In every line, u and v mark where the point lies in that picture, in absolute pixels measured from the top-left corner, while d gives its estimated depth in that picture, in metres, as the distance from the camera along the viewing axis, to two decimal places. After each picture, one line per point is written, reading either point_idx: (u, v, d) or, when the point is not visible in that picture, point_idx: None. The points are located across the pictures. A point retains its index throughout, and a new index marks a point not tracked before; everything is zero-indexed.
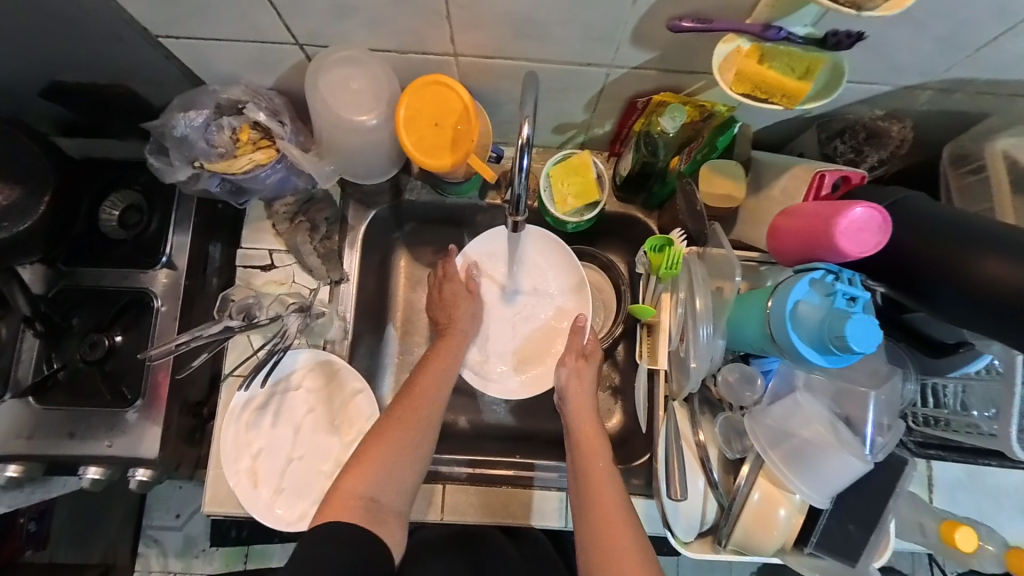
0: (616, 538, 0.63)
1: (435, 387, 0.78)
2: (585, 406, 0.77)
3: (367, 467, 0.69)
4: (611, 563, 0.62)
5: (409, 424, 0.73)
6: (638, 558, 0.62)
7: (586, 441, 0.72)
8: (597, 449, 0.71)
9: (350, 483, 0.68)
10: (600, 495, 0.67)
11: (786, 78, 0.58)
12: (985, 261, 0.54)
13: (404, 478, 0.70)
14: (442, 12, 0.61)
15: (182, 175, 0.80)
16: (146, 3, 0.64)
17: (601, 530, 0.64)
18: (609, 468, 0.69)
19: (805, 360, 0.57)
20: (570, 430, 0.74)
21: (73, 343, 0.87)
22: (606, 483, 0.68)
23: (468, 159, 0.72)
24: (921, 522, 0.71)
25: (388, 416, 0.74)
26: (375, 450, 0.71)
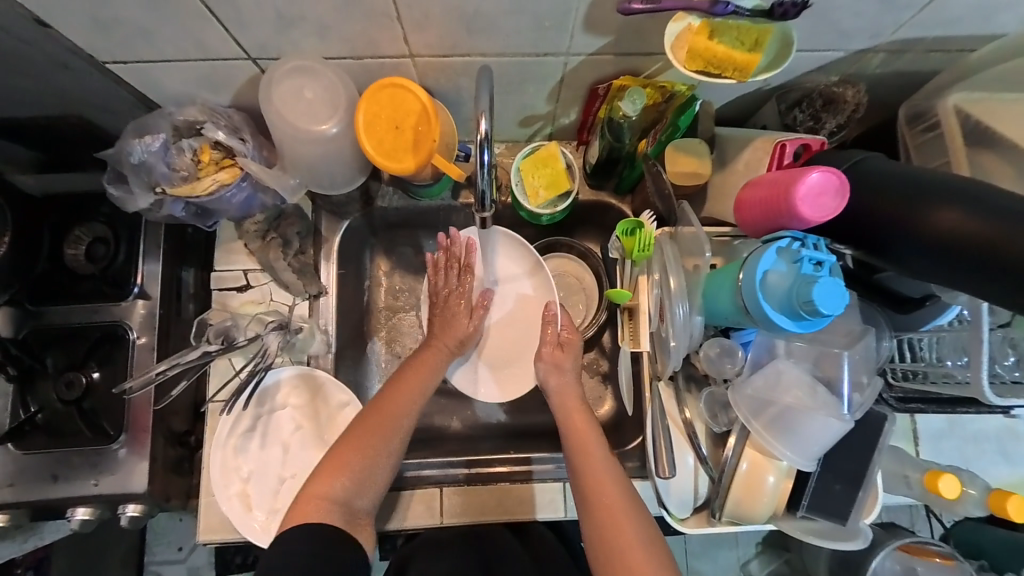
0: (620, 531, 0.63)
1: (407, 395, 0.73)
2: (574, 395, 0.76)
3: (340, 469, 0.67)
4: (619, 556, 0.61)
5: (383, 426, 0.70)
6: (646, 550, 0.61)
7: (576, 428, 0.72)
8: (591, 440, 0.70)
9: (323, 487, 0.65)
10: (601, 486, 0.66)
11: (735, 52, 0.59)
12: (939, 213, 0.55)
13: (374, 477, 0.68)
14: (391, 14, 0.60)
15: (144, 202, 0.78)
16: (85, 28, 0.63)
17: (605, 524, 0.64)
18: (608, 459, 0.69)
19: (779, 328, 0.58)
20: (563, 420, 0.74)
21: (48, 384, 0.85)
22: (606, 474, 0.67)
23: (433, 160, 0.72)
24: (906, 474, 0.73)
25: (368, 414, 0.70)
26: (349, 452, 0.68)
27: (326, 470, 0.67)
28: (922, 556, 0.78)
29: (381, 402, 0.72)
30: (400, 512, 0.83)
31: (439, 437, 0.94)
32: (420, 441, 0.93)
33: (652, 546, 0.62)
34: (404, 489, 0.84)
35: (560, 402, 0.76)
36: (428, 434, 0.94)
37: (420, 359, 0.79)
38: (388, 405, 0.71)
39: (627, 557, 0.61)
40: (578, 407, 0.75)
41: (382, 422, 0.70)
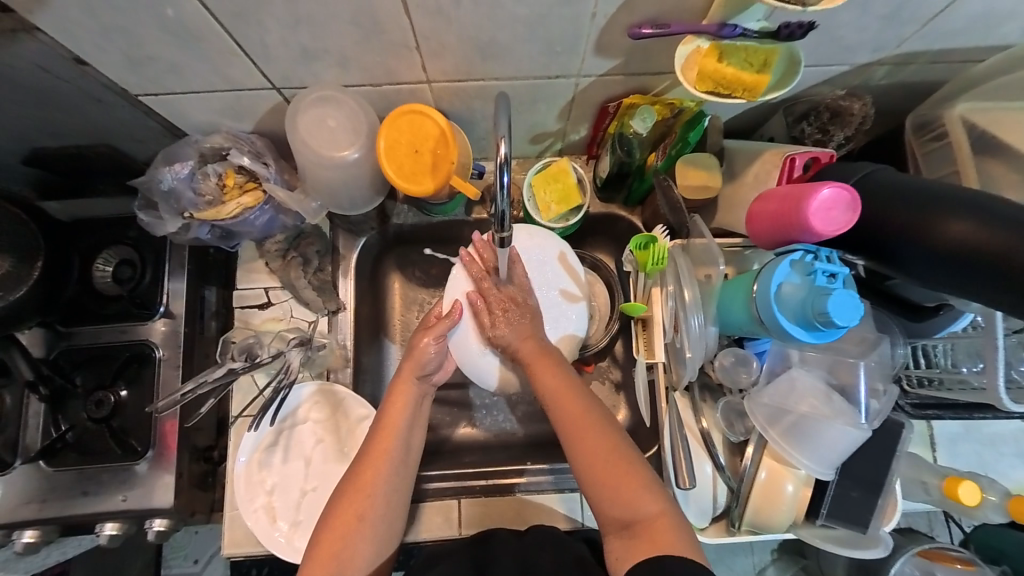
0: (585, 442, 0.65)
1: (402, 426, 0.73)
2: (534, 337, 0.76)
3: (346, 528, 0.66)
4: (589, 461, 0.64)
5: (372, 490, 0.69)
6: (614, 452, 0.64)
7: (534, 361, 0.74)
8: (549, 368, 0.72)
9: (331, 548, 0.65)
10: (562, 406, 0.68)
11: (743, 73, 0.60)
12: (951, 224, 0.56)
13: (383, 528, 0.69)
14: (410, 44, 0.63)
15: (172, 227, 0.81)
16: (121, 65, 0.66)
17: (567, 434, 0.66)
18: (568, 384, 0.70)
19: (793, 339, 0.59)
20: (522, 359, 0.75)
21: (77, 403, 0.88)
22: (570, 397, 0.69)
23: (450, 180, 0.74)
24: (924, 480, 0.73)
25: (357, 477, 0.70)
26: (351, 520, 0.67)
27: (327, 543, 0.66)
28: (940, 561, 0.79)
29: (370, 458, 0.71)
30: (422, 523, 0.85)
31: (459, 449, 0.95)
32: (439, 453, 0.94)
33: (616, 449, 0.64)
34: (423, 500, 0.86)
35: (517, 353, 0.76)
36: (446, 445, 0.96)
37: (398, 388, 0.76)
38: (371, 469, 0.70)
39: (594, 459, 0.64)
40: (535, 345, 0.75)
41: (370, 486, 0.69)
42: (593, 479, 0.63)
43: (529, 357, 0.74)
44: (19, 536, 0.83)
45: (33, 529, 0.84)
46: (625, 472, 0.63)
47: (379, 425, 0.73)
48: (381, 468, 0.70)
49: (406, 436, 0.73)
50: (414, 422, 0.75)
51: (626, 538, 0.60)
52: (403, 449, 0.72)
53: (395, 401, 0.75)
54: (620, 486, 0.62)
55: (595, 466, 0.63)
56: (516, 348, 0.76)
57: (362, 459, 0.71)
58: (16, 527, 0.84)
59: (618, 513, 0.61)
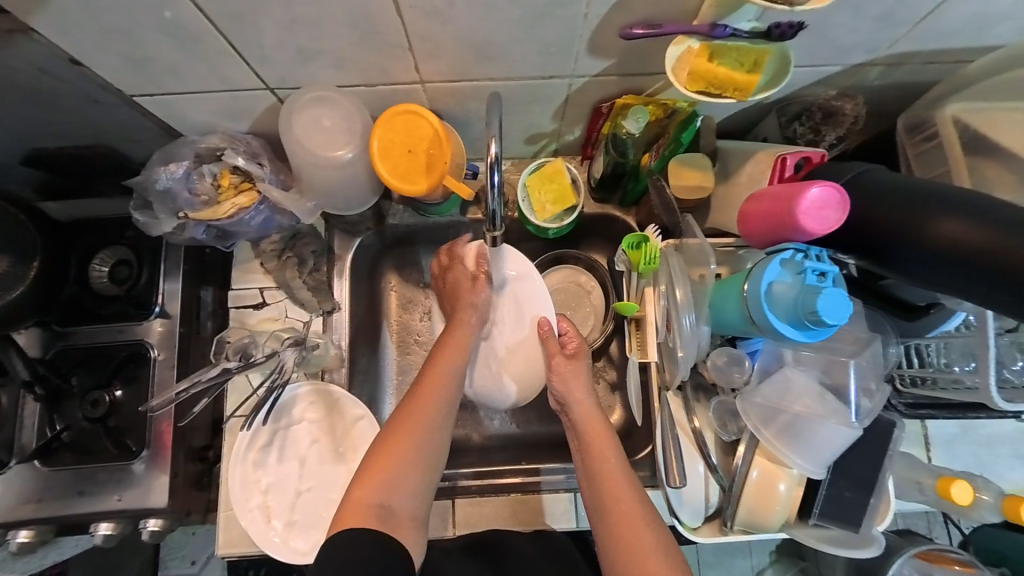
0: (637, 541, 0.62)
1: (447, 370, 0.73)
2: (592, 407, 0.74)
3: (387, 469, 0.66)
4: (633, 561, 0.61)
5: (424, 423, 0.69)
6: (660, 551, 0.61)
7: (591, 434, 0.72)
8: (606, 448, 0.70)
9: (365, 491, 0.65)
10: (614, 502, 0.65)
11: (736, 73, 0.61)
12: (940, 222, 0.56)
13: (423, 473, 0.68)
14: (404, 45, 0.63)
15: (168, 227, 0.82)
16: (117, 67, 0.66)
17: (604, 507, 0.66)
18: (621, 467, 0.68)
19: (785, 338, 0.59)
20: (579, 430, 0.73)
21: (74, 403, 0.88)
22: (621, 488, 0.66)
23: (445, 180, 0.74)
24: (918, 480, 0.72)
25: (410, 404, 0.70)
26: (400, 448, 0.67)
27: (373, 469, 0.66)
28: (939, 563, 0.79)
29: (424, 389, 0.71)
30: None
31: (455, 449, 0.95)
32: None
33: (662, 541, 0.62)
34: None
35: (574, 422, 0.74)
36: None
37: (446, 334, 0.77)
38: (424, 398, 0.70)
39: (642, 560, 0.61)
40: (594, 419, 0.73)
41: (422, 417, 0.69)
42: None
43: (584, 426, 0.73)
44: (15, 536, 0.84)
45: (28, 528, 0.84)
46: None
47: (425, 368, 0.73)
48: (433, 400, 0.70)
49: (452, 379, 0.73)
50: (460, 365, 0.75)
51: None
52: (454, 384, 0.73)
53: (444, 345, 0.76)
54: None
55: (645, 569, 0.60)
56: (573, 417, 0.74)
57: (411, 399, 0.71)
58: (12, 526, 0.84)
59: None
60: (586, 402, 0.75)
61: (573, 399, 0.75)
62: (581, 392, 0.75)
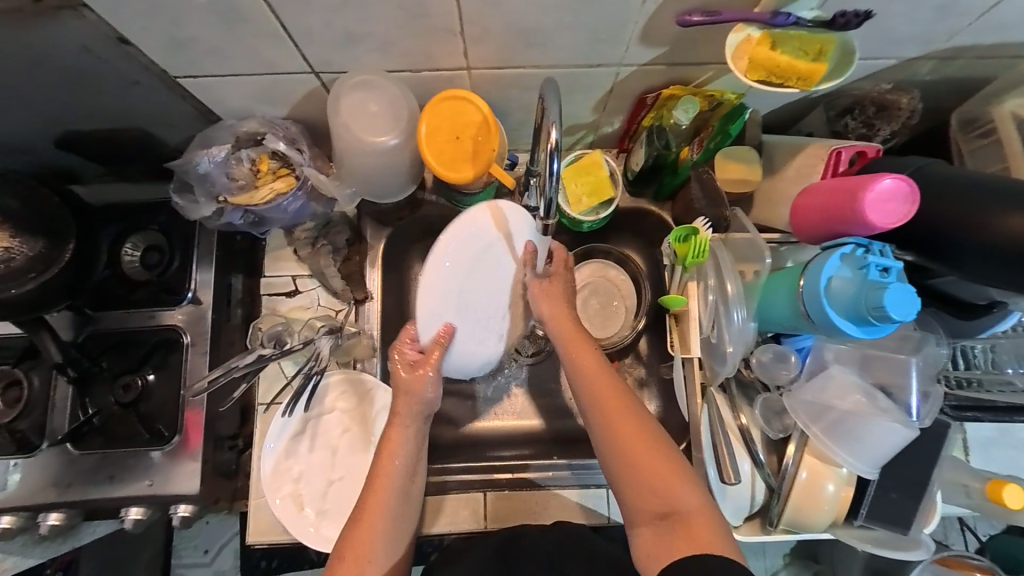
0: (627, 435, 0.62)
1: (397, 465, 0.67)
2: (567, 315, 0.73)
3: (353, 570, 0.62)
4: (627, 456, 0.62)
5: (378, 521, 0.65)
6: (653, 447, 0.61)
7: (572, 341, 0.71)
8: (585, 350, 0.70)
9: None
10: (599, 404, 0.65)
11: (799, 61, 0.59)
12: (1008, 219, 0.55)
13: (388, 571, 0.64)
14: (454, 29, 0.62)
15: (207, 211, 0.81)
16: (164, 47, 0.66)
17: (595, 414, 0.65)
18: (603, 365, 0.69)
19: (844, 334, 0.57)
20: (556, 336, 0.72)
21: (104, 387, 0.88)
22: (604, 388, 0.66)
23: (490, 169, 0.73)
24: (965, 483, 0.71)
25: (370, 496, 0.66)
26: (365, 546, 0.63)
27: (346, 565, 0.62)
28: (959, 568, 0.78)
29: (380, 479, 0.66)
30: (447, 515, 0.84)
31: (481, 443, 0.95)
32: (461, 446, 0.94)
33: (658, 438, 0.62)
34: (446, 494, 0.85)
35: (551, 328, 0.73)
36: (469, 440, 0.95)
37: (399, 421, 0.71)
38: (382, 487, 0.66)
39: (634, 452, 0.61)
40: (569, 325, 0.72)
41: (384, 505, 0.65)
42: (631, 470, 0.61)
43: (568, 331, 0.72)
44: (44, 519, 0.83)
45: (59, 511, 0.84)
46: (666, 465, 0.60)
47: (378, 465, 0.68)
48: (392, 489, 0.66)
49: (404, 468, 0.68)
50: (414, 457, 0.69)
51: (663, 530, 0.58)
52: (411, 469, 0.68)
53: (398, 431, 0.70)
54: (659, 483, 0.60)
55: (639, 460, 0.61)
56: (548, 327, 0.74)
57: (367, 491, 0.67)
58: (41, 509, 0.84)
59: (659, 508, 0.59)
60: (560, 308, 0.74)
61: (546, 309, 0.74)
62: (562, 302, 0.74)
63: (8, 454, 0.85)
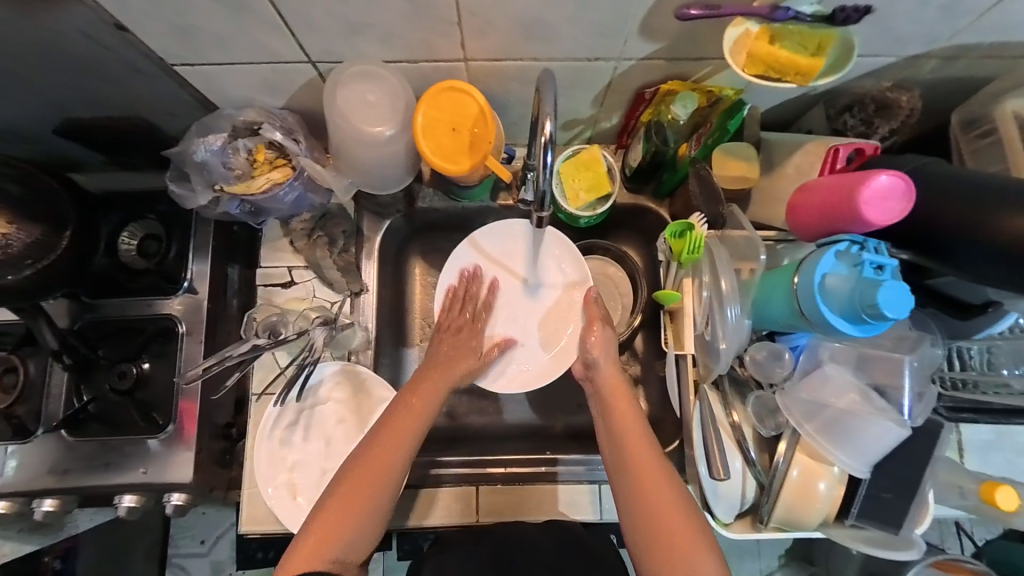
0: (657, 499, 0.64)
1: (409, 434, 0.72)
2: (616, 372, 0.79)
3: (345, 519, 0.64)
4: (654, 517, 0.63)
5: (379, 474, 0.68)
6: (680, 514, 0.62)
7: (614, 396, 0.76)
8: (628, 407, 0.73)
9: (319, 542, 0.62)
10: (634, 461, 0.67)
11: (798, 57, 0.58)
12: (1008, 218, 0.55)
13: (373, 525, 0.66)
14: (453, 20, 0.62)
15: (203, 200, 0.81)
16: (161, 33, 0.65)
17: (627, 471, 0.67)
18: (643, 427, 0.71)
19: (838, 331, 0.57)
20: (602, 391, 0.77)
21: (101, 375, 0.88)
22: (642, 446, 0.69)
23: (487, 162, 0.73)
24: (961, 485, 0.70)
25: (369, 456, 0.69)
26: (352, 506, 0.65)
27: (325, 526, 0.63)
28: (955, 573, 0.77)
29: (385, 445, 0.70)
30: (440, 508, 0.84)
31: (474, 437, 0.95)
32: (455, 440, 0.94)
33: (689, 508, 0.63)
34: (439, 487, 0.85)
35: (598, 383, 0.79)
36: (464, 434, 0.95)
37: (420, 384, 0.79)
38: (394, 445, 0.70)
39: (663, 514, 0.62)
40: (618, 381, 0.77)
41: (382, 470, 0.68)
42: (657, 537, 0.62)
43: (613, 385, 0.77)
44: (40, 504, 0.84)
45: (54, 497, 0.84)
46: (692, 539, 0.60)
47: (388, 423, 0.73)
48: (395, 457, 0.69)
49: (418, 430, 0.73)
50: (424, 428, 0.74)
51: None
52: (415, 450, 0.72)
53: (421, 392, 0.77)
54: (683, 556, 0.60)
55: (664, 526, 0.62)
56: (593, 380, 0.80)
57: (371, 445, 0.70)
58: (36, 494, 0.84)
59: None
60: (610, 366, 0.80)
61: (599, 362, 0.80)
62: (607, 357, 0.80)
63: (4, 439, 0.85)
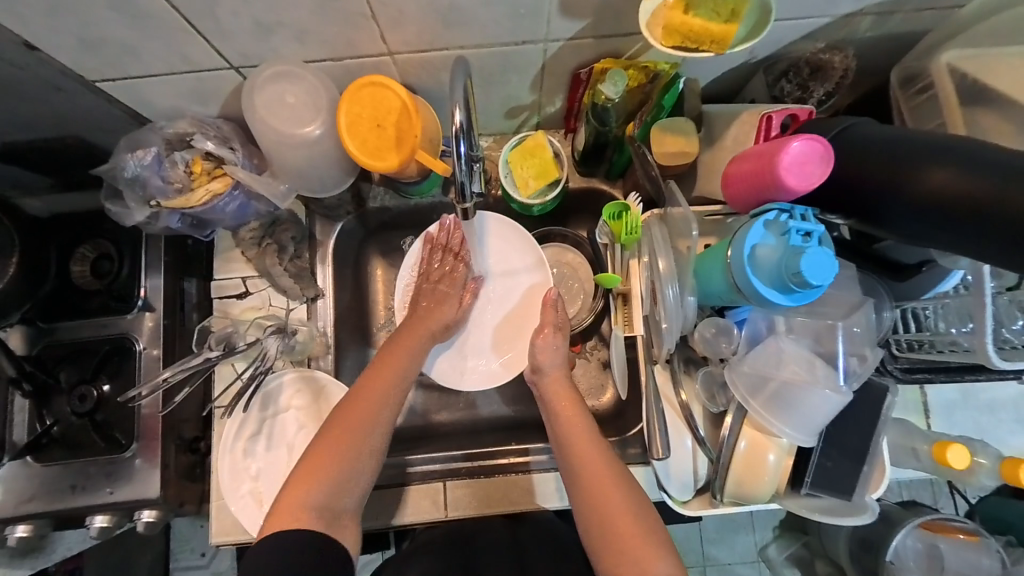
0: (608, 500, 0.64)
1: (385, 380, 0.72)
2: (562, 378, 0.77)
3: (318, 471, 0.64)
4: (607, 522, 0.63)
5: (363, 420, 0.68)
6: (631, 516, 0.63)
7: (561, 405, 0.74)
8: (574, 416, 0.72)
9: (297, 495, 0.63)
10: (582, 466, 0.67)
11: (712, 24, 0.56)
12: (930, 173, 0.53)
13: (351, 479, 0.66)
14: (366, 13, 0.60)
15: (140, 216, 0.80)
16: (73, 48, 0.64)
17: (577, 483, 0.67)
18: (590, 433, 0.70)
19: (770, 303, 0.57)
20: (548, 400, 0.75)
21: (62, 398, 0.88)
22: (589, 455, 0.68)
23: (416, 155, 0.72)
24: (915, 446, 0.71)
25: (357, 395, 0.70)
26: (324, 461, 0.65)
27: (307, 472, 0.64)
28: (942, 533, 0.81)
29: (367, 388, 0.70)
30: (410, 507, 0.84)
31: (444, 433, 0.95)
32: (426, 437, 0.94)
33: (639, 511, 0.63)
34: (407, 484, 0.85)
35: (542, 392, 0.77)
36: (434, 431, 0.95)
37: (406, 332, 0.80)
38: (376, 386, 0.71)
39: (612, 522, 0.63)
40: (563, 390, 0.75)
41: (368, 411, 0.68)
42: (610, 539, 0.62)
43: (557, 392, 0.75)
44: (13, 530, 0.84)
45: (26, 523, 0.84)
46: (644, 540, 0.61)
47: (364, 378, 0.72)
48: (381, 390, 0.71)
49: (400, 377, 0.73)
50: (406, 373, 0.74)
51: None
52: (405, 376, 0.74)
53: (404, 343, 0.78)
54: (632, 554, 0.61)
55: (616, 525, 0.62)
56: (541, 386, 0.77)
57: (342, 408, 0.69)
58: (9, 521, 0.84)
59: None
60: (555, 373, 0.78)
61: (545, 368, 0.78)
62: (554, 361, 0.78)
63: None
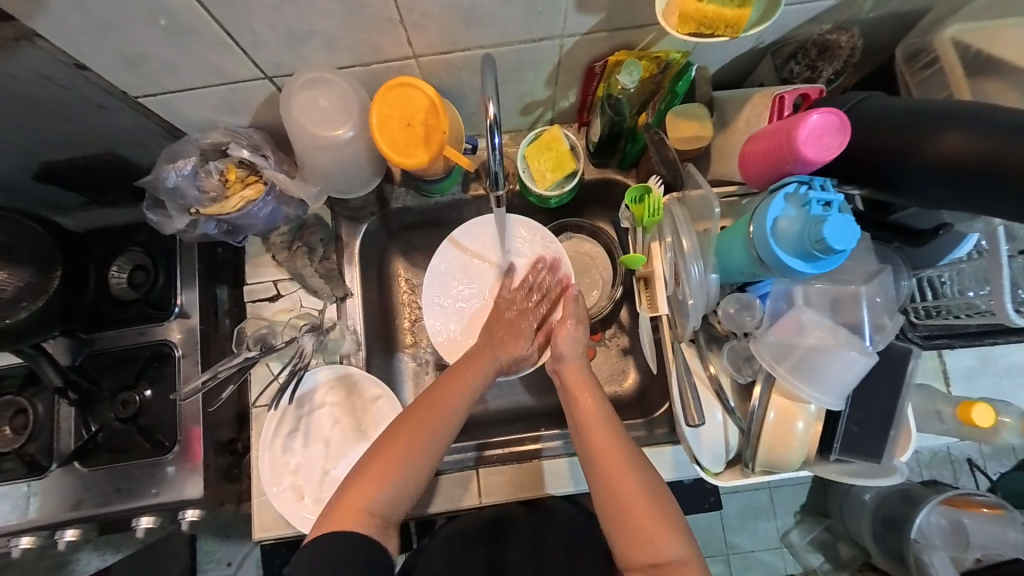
0: (621, 483, 0.66)
1: (457, 394, 0.74)
2: (581, 366, 0.78)
3: (384, 474, 0.66)
4: (621, 502, 0.66)
5: (435, 426, 0.70)
6: (644, 499, 0.65)
7: (576, 391, 0.75)
8: (591, 401, 0.73)
9: (361, 497, 0.65)
10: (597, 448, 0.69)
11: (724, 10, 0.59)
12: (943, 138, 0.56)
13: (411, 484, 0.68)
14: (394, 19, 0.64)
15: (180, 224, 0.83)
16: (118, 66, 0.68)
17: (592, 467, 0.69)
18: (606, 417, 0.71)
19: (794, 272, 0.59)
20: (565, 385, 0.77)
21: (105, 404, 0.91)
22: (605, 437, 0.70)
23: (444, 151, 0.75)
24: (938, 409, 0.74)
25: (432, 396, 0.73)
26: (391, 461, 0.67)
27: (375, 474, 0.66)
28: (966, 508, 0.83)
29: (442, 395, 0.73)
30: (445, 496, 0.87)
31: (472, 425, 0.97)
32: None
33: (653, 494, 0.66)
34: (441, 473, 0.88)
35: (560, 377, 0.78)
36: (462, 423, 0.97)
37: (476, 351, 0.81)
38: (450, 393, 0.73)
39: (627, 505, 0.65)
40: (579, 375, 0.77)
41: (442, 415, 0.71)
42: (624, 520, 0.65)
43: (574, 379, 0.76)
44: (61, 535, 0.87)
45: (74, 527, 0.87)
46: (656, 522, 0.64)
47: (437, 389, 0.74)
48: (457, 397, 0.73)
49: (465, 395, 0.74)
50: (472, 393, 0.75)
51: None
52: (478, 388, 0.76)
53: (475, 359, 0.80)
54: (643, 533, 0.64)
55: (629, 506, 0.65)
56: (560, 373, 0.78)
57: (415, 413, 0.71)
58: (56, 527, 0.87)
59: (645, 554, 0.63)
60: (575, 361, 0.78)
61: (565, 356, 0.79)
62: (572, 350, 0.79)
63: (20, 477, 0.88)
